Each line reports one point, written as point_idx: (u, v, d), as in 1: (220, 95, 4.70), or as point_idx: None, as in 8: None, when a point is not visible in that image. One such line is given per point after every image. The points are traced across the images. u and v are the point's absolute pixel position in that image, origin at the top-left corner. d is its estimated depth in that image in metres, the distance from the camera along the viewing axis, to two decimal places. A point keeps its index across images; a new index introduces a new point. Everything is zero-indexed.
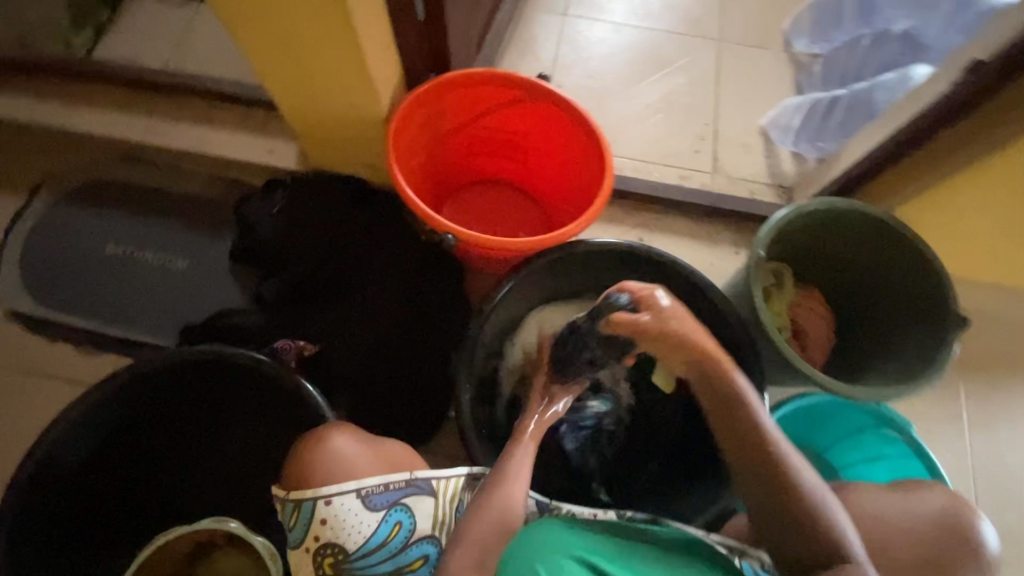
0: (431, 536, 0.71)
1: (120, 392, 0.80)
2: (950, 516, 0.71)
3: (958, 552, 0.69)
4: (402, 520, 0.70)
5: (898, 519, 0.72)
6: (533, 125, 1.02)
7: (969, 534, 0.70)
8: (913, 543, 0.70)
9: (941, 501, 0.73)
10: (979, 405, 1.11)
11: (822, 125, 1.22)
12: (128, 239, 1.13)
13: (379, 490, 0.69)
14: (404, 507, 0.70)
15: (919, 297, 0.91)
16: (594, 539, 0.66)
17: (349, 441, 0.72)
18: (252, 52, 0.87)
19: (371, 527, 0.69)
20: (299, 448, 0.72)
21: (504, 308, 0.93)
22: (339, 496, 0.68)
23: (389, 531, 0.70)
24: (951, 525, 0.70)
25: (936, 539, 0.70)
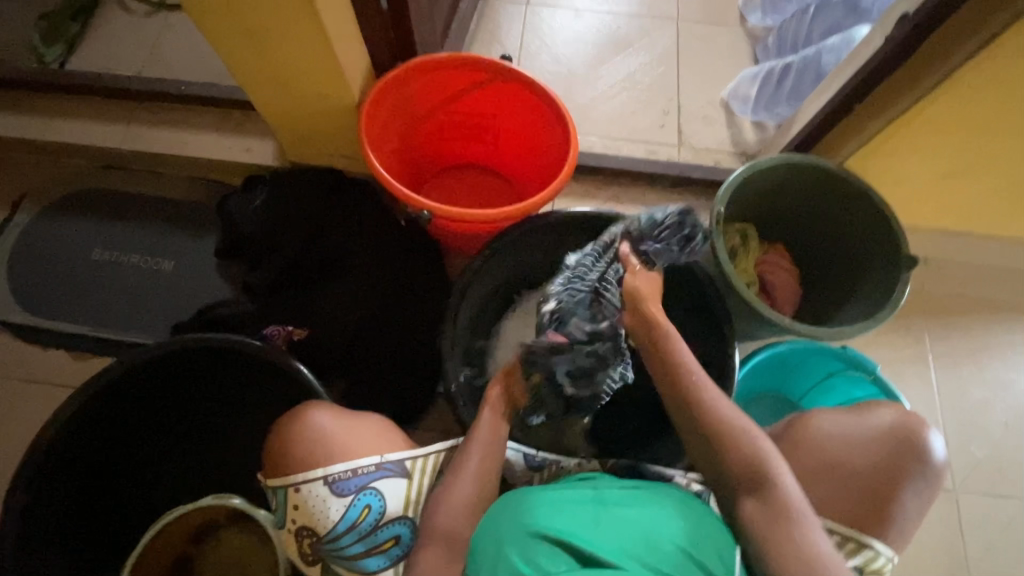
0: (404, 517, 0.72)
1: (114, 385, 0.83)
2: (900, 427, 0.76)
3: (908, 458, 0.74)
4: (371, 503, 0.71)
5: (852, 435, 0.77)
6: (500, 105, 1.06)
7: (919, 444, 0.74)
8: (867, 455, 0.75)
9: (892, 416, 0.78)
10: (941, 344, 1.17)
11: (775, 93, 1.27)
12: (114, 244, 1.16)
13: (346, 476, 0.70)
14: (373, 491, 0.71)
15: (872, 240, 0.95)
16: (566, 506, 0.63)
17: (323, 427, 0.73)
18: (223, 50, 0.90)
19: (339, 511, 0.70)
20: (280, 432, 0.75)
21: (484, 282, 0.97)
22: (307, 483, 0.71)
23: (358, 515, 0.70)
24: (900, 435, 0.75)
25: (888, 451, 0.75)
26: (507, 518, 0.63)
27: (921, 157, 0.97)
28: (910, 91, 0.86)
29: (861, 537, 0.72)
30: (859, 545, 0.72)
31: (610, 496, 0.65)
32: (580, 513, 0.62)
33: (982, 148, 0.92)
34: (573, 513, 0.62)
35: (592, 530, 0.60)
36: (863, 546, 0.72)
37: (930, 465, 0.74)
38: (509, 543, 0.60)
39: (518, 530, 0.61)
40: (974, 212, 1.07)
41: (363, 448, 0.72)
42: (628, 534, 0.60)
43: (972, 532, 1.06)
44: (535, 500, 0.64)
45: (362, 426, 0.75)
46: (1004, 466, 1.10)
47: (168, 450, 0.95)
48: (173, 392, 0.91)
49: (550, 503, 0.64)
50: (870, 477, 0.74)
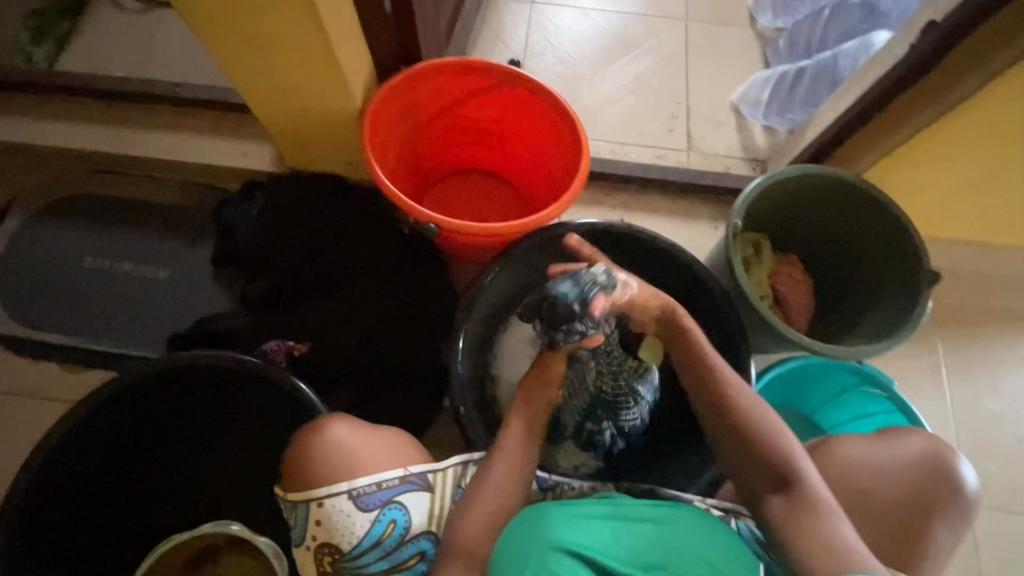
0: (429, 532, 0.70)
1: (111, 402, 0.80)
2: (932, 457, 0.75)
3: (936, 489, 0.73)
4: (396, 518, 0.68)
5: (881, 464, 0.76)
6: (508, 112, 1.03)
7: (948, 475, 0.74)
8: (896, 484, 0.74)
9: (920, 444, 0.77)
10: (954, 356, 1.15)
11: (789, 97, 1.24)
12: (107, 252, 1.12)
13: (371, 489, 0.68)
14: (398, 505, 0.69)
15: (891, 253, 0.93)
16: (592, 524, 0.62)
17: (346, 439, 0.70)
18: (219, 52, 0.85)
19: (364, 527, 0.67)
20: (298, 442, 0.71)
21: (492, 295, 0.94)
22: (331, 497, 0.67)
23: (383, 530, 0.68)
24: (932, 465, 0.74)
25: (918, 481, 0.74)
26: (528, 529, 0.61)
27: (942, 168, 0.94)
28: (934, 101, 0.83)
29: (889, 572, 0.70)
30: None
31: (631, 514, 0.65)
32: (601, 531, 0.62)
33: (1006, 160, 0.89)
34: (592, 532, 0.61)
35: (611, 549, 0.60)
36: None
37: (961, 497, 0.73)
38: (528, 552, 0.58)
39: (537, 542, 0.59)
40: (993, 222, 1.05)
41: (386, 461, 0.70)
42: (646, 557, 0.60)
43: (987, 550, 1.04)
44: (560, 513, 0.63)
45: (383, 437, 0.73)
46: (1019, 481, 1.08)
47: (166, 467, 0.92)
48: (173, 407, 0.87)
49: (569, 517, 0.62)
50: (900, 508, 0.73)
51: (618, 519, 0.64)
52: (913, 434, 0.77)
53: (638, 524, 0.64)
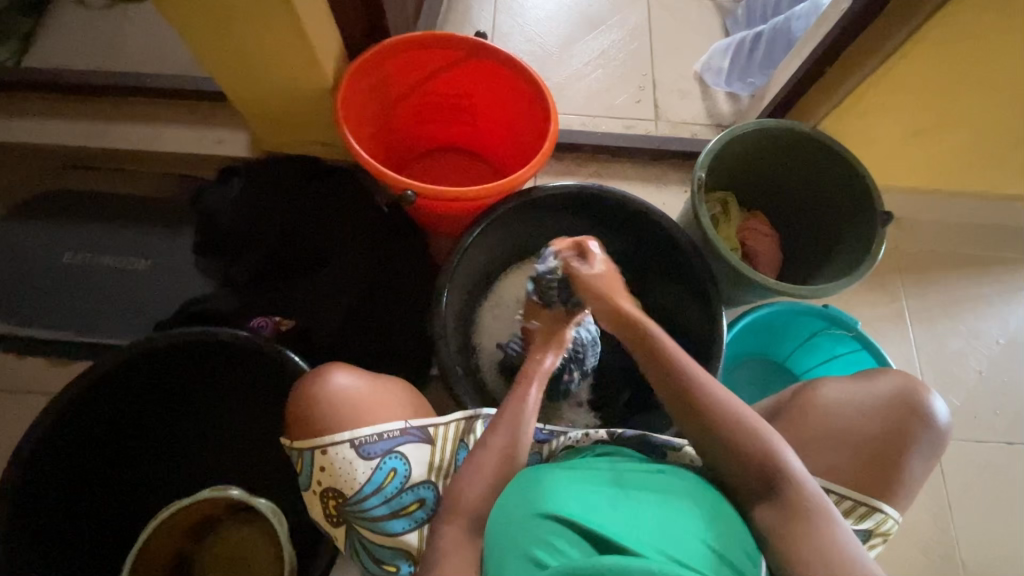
0: (429, 481, 0.72)
1: (102, 381, 0.81)
2: (904, 394, 0.77)
3: (911, 424, 0.75)
4: (397, 466, 0.70)
5: (857, 402, 0.78)
6: (477, 85, 1.06)
7: (920, 409, 0.76)
8: (871, 421, 0.76)
9: (895, 382, 0.79)
10: (915, 300, 1.21)
11: (748, 63, 1.31)
12: (87, 246, 1.12)
13: (373, 439, 0.70)
14: (399, 454, 0.70)
15: (849, 195, 0.98)
16: (589, 494, 0.61)
17: (348, 389, 0.72)
18: (189, 35, 0.87)
19: (366, 474, 0.69)
20: (300, 395, 0.73)
21: (471, 260, 0.97)
22: (334, 446, 0.69)
23: (384, 477, 0.70)
24: (905, 401, 0.76)
25: (894, 419, 0.76)
26: (522, 499, 0.61)
27: (891, 115, 0.99)
28: (878, 50, 0.88)
29: (870, 502, 0.73)
30: (868, 509, 0.73)
31: (630, 482, 0.65)
32: (596, 497, 0.61)
33: (948, 103, 0.95)
34: (588, 501, 0.60)
35: (608, 515, 0.59)
36: (872, 509, 0.73)
37: (932, 427, 0.75)
38: (523, 523, 0.58)
39: (530, 514, 0.58)
40: (942, 168, 1.11)
41: (387, 413, 0.72)
42: (643, 518, 0.59)
43: (954, 477, 1.10)
44: (554, 477, 0.63)
45: (385, 390, 0.75)
46: (981, 413, 1.15)
47: (161, 448, 0.93)
48: (162, 386, 0.89)
49: (567, 488, 0.62)
50: (878, 444, 0.75)
51: (620, 490, 0.63)
52: (887, 372, 0.79)
53: (640, 495, 0.63)
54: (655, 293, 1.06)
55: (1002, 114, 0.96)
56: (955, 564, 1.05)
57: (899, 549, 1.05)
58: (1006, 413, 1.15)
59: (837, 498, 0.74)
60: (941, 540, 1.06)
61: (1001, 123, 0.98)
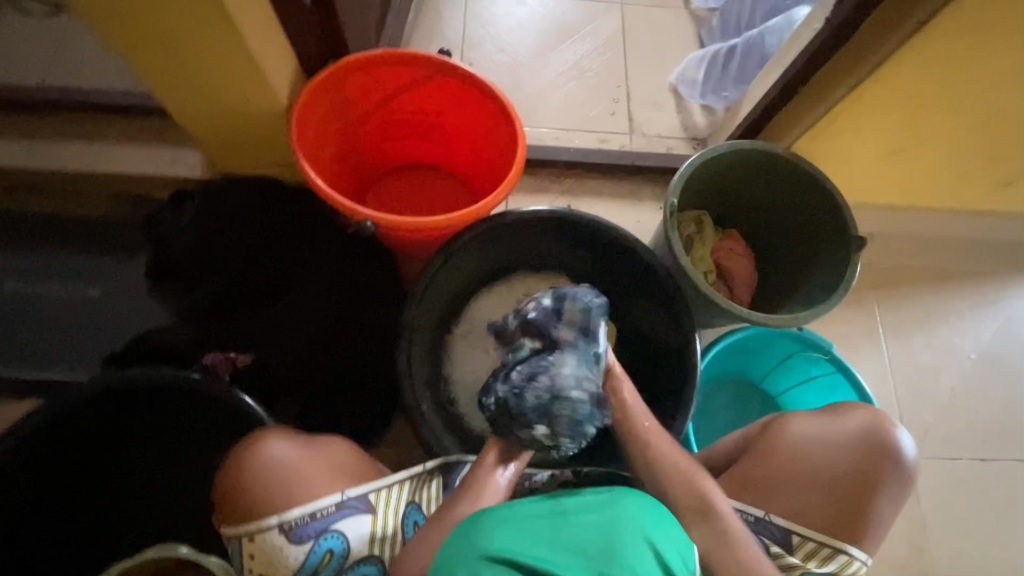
0: (371, 556, 0.68)
1: (36, 433, 0.75)
2: (870, 431, 0.75)
3: (879, 463, 0.73)
4: (334, 547, 0.66)
5: (825, 439, 0.76)
6: (442, 103, 1.01)
7: (889, 448, 0.74)
8: (838, 461, 0.74)
9: (864, 419, 0.76)
10: (890, 316, 1.21)
11: (723, 75, 1.28)
12: (29, 273, 1.05)
13: (304, 521, 0.65)
14: (336, 533, 0.66)
15: (821, 218, 0.96)
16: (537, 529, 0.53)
17: (279, 460, 0.67)
18: (126, 54, 0.80)
19: (299, 559, 0.65)
20: (230, 472, 0.68)
21: (436, 289, 0.93)
22: (263, 531, 0.65)
23: (320, 560, 0.66)
24: (872, 440, 0.74)
25: (860, 457, 0.74)
26: (465, 546, 0.53)
27: (866, 133, 0.97)
28: (851, 71, 0.86)
29: (834, 543, 0.71)
30: (832, 551, 0.71)
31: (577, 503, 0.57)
32: (546, 530, 0.53)
33: (919, 122, 0.93)
34: (537, 538, 0.52)
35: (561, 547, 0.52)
36: (837, 552, 0.71)
37: (901, 466, 0.73)
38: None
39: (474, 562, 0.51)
40: (915, 185, 1.10)
41: (321, 487, 0.67)
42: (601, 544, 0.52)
43: (928, 495, 1.10)
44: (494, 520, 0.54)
45: (318, 453, 0.70)
46: (953, 428, 1.15)
47: (110, 493, 0.88)
48: (104, 434, 0.84)
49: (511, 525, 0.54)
50: (844, 485, 0.73)
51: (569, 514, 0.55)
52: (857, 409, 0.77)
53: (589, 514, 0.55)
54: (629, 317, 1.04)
55: (972, 133, 0.95)
56: None
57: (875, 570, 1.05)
58: (976, 427, 1.16)
59: (800, 539, 0.72)
60: (915, 559, 1.06)
61: (971, 142, 0.97)
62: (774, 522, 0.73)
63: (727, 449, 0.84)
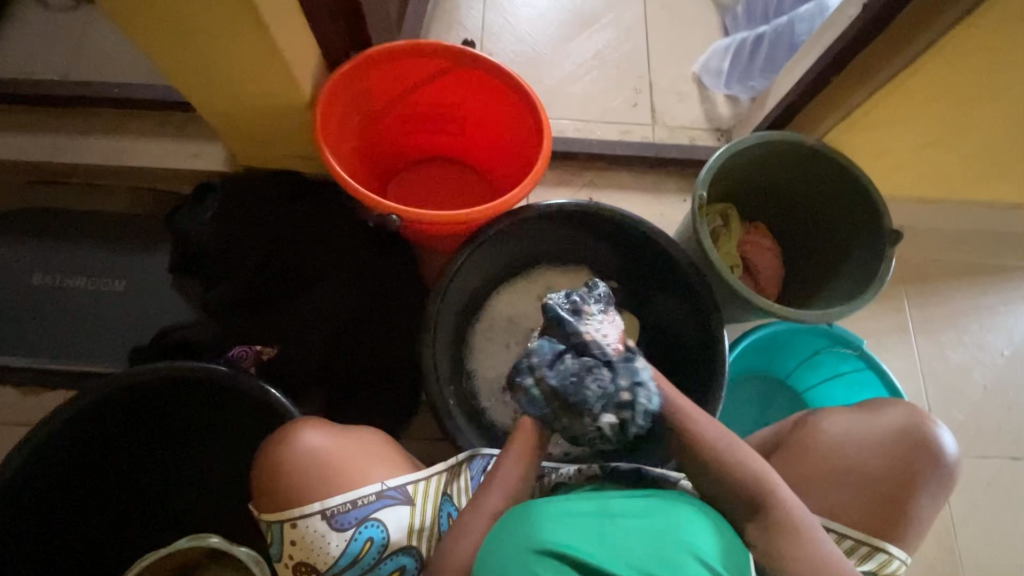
0: (409, 548, 0.68)
1: (69, 425, 0.76)
2: (910, 427, 0.73)
3: (920, 459, 0.71)
4: (374, 535, 0.67)
5: (862, 434, 0.74)
6: (465, 95, 1.00)
7: (930, 444, 0.72)
8: (877, 456, 0.72)
9: (903, 415, 0.75)
10: (920, 311, 1.18)
11: (749, 65, 1.25)
12: (57, 267, 1.06)
13: (345, 508, 0.66)
14: (376, 522, 0.67)
15: (855, 212, 0.94)
16: (578, 525, 0.56)
17: (320, 450, 0.68)
18: (151, 47, 0.80)
19: (339, 547, 0.65)
20: (266, 463, 0.68)
21: (459, 283, 0.92)
22: (304, 518, 0.65)
23: (360, 549, 0.66)
24: (911, 435, 0.72)
25: (899, 452, 0.72)
26: (508, 535, 0.56)
27: (902, 127, 0.95)
28: (891, 59, 0.83)
29: (873, 541, 0.70)
30: (871, 549, 0.70)
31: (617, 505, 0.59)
32: (587, 526, 0.56)
33: (960, 112, 0.90)
34: (578, 532, 0.55)
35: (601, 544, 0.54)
36: (876, 550, 0.69)
37: (942, 463, 0.71)
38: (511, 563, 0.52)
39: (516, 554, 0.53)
40: (950, 177, 1.07)
41: (362, 476, 0.68)
42: (637, 547, 0.54)
43: (958, 494, 1.08)
44: (538, 512, 0.57)
45: (358, 442, 0.71)
46: (985, 427, 1.13)
47: (140, 484, 0.89)
48: (136, 426, 0.84)
49: (554, 517, 0.56)
50: (882, 482, 0.71)
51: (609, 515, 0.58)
52: (896, 405, 0.75)
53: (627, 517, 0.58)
54: (654, 311, 1.02)
55: (1015, 124, 0.91)
56: None
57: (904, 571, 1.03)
58: (1010, 426, 1.13)
59: (838, 536, 0.71)
60: (945, 559, 1.04)
61: (1013, 133, 0.94)
62: None
63: (757, 447, 0.83)
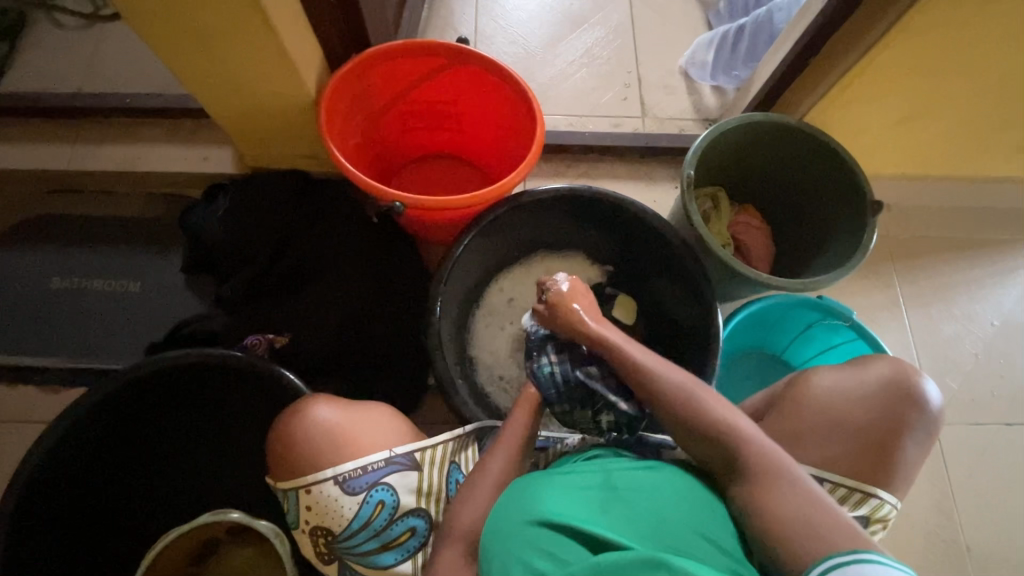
0: (418, 510, 0.72)
1: (93, 411, 0.80)
2: (893, 379, 0.76)
3: (906, 407, 0.74)
4: (384, 499, 0.70)
5: (851, 390, 0.77)
6: (461, 91, 1.05)
7: (915, 393, 0.75)
8: (866, 408, 0.75)
9: (887, 368, 0.78)
10: (910, 286, 1.21)
11: (732, 55, 1.30)
12: (75, 270, 1.11)
13: (356, 474, 0.70)
14: (386, 486, 0.70)
15: (837, 185, 0.98)
16: (582, 500, 0.60)
17: (330, 422, 0.72)
18: (165, 52, 0.85)
19: (352, 510, 0.69)
20: (281, 436, 0.72)
21: (461, 269, 0.96)
22: (317, 484, 0.69)
23: (371, 511, 0.70)
24: (896, 388, 0.75)
25: (886, 402, 0.75)
26: (516, 506, 0.60)
27: (880, 102, 0.99)
28: (864, 38, 0.88)
29: (864, 488, 0.72)
30: (863, 495, 0.73)
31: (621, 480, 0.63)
32: (589, 500, 0.60)
33: (932, 86, 0.95)
34: (578, 504, 0.59)
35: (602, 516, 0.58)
36: (868, 496, 0.72)
37: (926, 413, 0.75)
38: (515, 530, 0.57)
39: (521, 523, 0.58)
40: (929, 153, 1.11)
41: (370, 445, 0.72)
42: (639, 520, 0.58)
43: (954, 459, 1.11)
44: (543, 485, 0.62)
45: (369, 413, 0.75)
46: (977, 394, 1.15)
47: (160, 471, 0.93)
48: (155, 413, 0.88)
49: (558, 490, 0.61)
50: (871, 433, 0.74)
51: (613, 492, 0.61)
52: (878, 359, 0.78)
53: (630, 493, 0.61)
54: (653, 292, 1.06)
55: (984, 97, 0.96)
56: (960, 548, 1.05)
57: (905, 539, 1.05)
58: (1004, 394, 1.16)
59: (831, 485, 0.73)
60: (945, 524, 1.07)
61: (983, 107, 0.98)
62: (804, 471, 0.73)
63: (751, 411, 0.86)
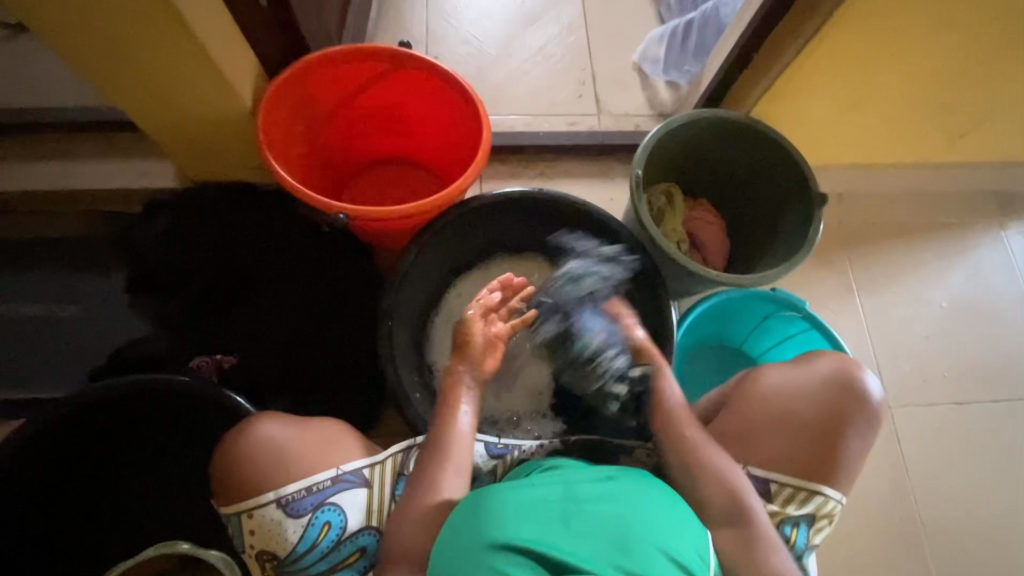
0: (367, 528, 0.71)
1: (25, 446, 0.76)
2: (838, 374, 0.78)
3: (850, 403, 0.76)
4: (332, 519, 0.69)
5: (800, 387, 0.78)
6: (406, 96, 1.03)
7: (858, 389, 0.76)
8: (811, 406, 0.77)
9: (833, 364, 0.79)
10: (863, 273, 1.24)
11: (683, 50, 1.31)
12: (9, 294, 1.05)
13: (300, 495, 0.68)
14: (333, 506, 0.69)
15: (785, 179, 0.99)
16: (541, 518, 0.59)
17: (273, 443, 0.69)
18: (84, 65, 0.80)
19: (297, 532, 0.68)
20: (223, 460, 0.69)
21: (414, 278, 0.94)
22: (260, 508, 0.67)
23: (317, 533, 0.68)
24: (841, 383, 0.77)
25: (832, 400, 0.76)
26: (470, 527, 0.59)
27: (822, 93, 1.00)
28: (802, 31, 0.89)
29: (809, 486, 0.74)
30: (809, 493, 0.74)
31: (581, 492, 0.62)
32: (547, 516, 0.59)
33: (870, 77, 0.96)
34: (536, 523, 0.58)
35: (561, 534, 0.57)
36: (813, 493, 0.74)
37: (870, 406, 0.76)
38: (470, 556, 0.56)
39: (477, 547, 0.57)
40: (874, 142, 1.13)
41: (316, 464, 0.70)
42: (599, 534, 0.57)
43: (908, 440, 1.14)
44: (498, 502, 0.60)
45: (315, 431, 0.73)
46: (929, 376, 1.18)
47: (107, 501, 0.89)
48: (96, 444, 0.85)
49: (515, 508, 0.60)
50: (818, 430, 0.76)
51: (572, 506, 0.60)
52: (823, 356, 0.79)
53: (590, 507, 0.60)
54: None
55: (921, 85, 0.98)
56: (916, 525, 1.08)
57: (863, 521, 1.08)
58: (953, 373, 1.19)
59: (778, 486, 0.75)
60: (900, 503, 1.10)
61: (921, 94, 1.00)
62: (753, 473, 0.75)
63: (706, 408, 0.87)
